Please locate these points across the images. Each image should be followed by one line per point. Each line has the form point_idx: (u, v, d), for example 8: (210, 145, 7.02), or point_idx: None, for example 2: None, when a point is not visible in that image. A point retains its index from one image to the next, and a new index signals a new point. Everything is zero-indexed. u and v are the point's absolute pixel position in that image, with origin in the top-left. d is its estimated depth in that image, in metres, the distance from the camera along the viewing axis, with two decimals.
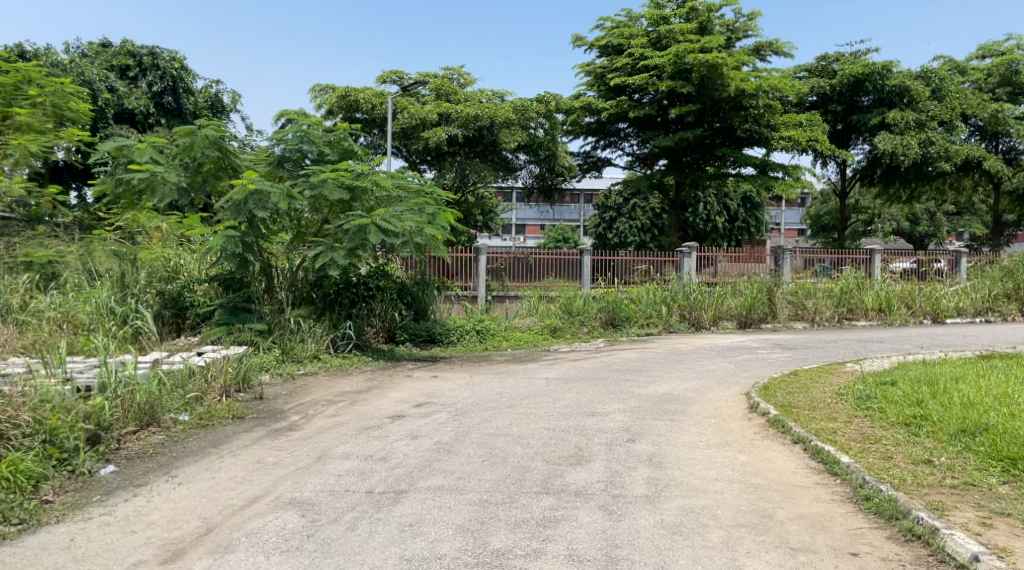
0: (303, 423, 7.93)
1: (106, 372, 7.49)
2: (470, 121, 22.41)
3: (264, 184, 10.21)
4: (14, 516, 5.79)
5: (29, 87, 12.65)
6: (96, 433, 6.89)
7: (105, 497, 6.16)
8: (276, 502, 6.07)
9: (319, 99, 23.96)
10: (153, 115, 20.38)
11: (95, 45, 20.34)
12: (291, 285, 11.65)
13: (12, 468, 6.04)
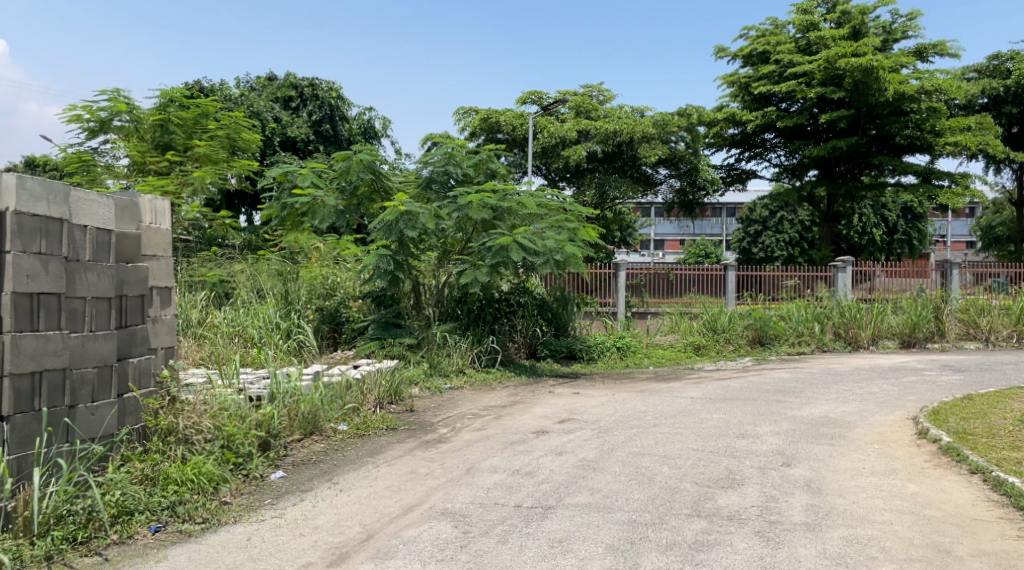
0: (451, 435, 8.14)
1: (274, 384, 7.86)
2: (609, 137, 22.53)
3: (414, 205, 10.55)
4: (198, 515, 6.02)
5: (208, 121, 13.62)
6: (267, 440, 7.26)
7: (276, 501, 6.44)
8: (430, 512, 6.22)
9: (463, 122, 24.60)
10: (313, 143, 21.27)
11: (263, 79, 21.70)
12: (438, 301, 12.05)
13: (195, 470, 6.32)
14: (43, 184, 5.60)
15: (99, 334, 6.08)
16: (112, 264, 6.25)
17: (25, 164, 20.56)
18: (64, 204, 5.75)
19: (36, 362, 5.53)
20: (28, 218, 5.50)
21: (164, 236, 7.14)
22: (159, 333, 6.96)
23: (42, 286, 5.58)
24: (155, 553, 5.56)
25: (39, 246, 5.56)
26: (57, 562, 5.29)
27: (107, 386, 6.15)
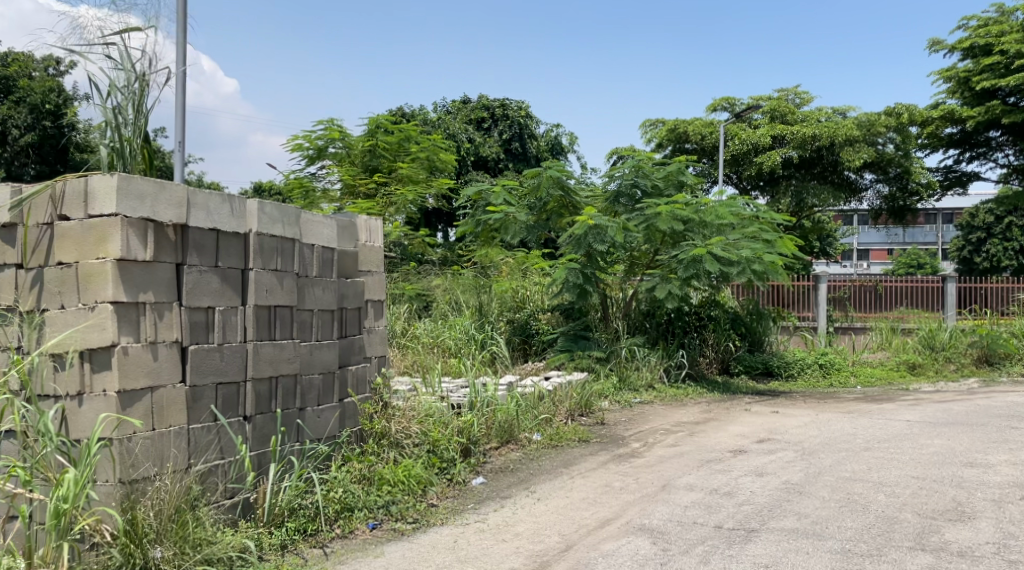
0: (644, 450, 8.17)
1: (473, 392, 8.07)
2: (807, 142, 21.81)
3: (603, 219, 10.64)
4: (410, 515, 6.23)
5: (410, 145, 14.11)
6: (468, 447, 7.46)
7: (478, 505, 6.61)
8: (627, 527, 6.20)
9: (649, 134, 24.56)
10: (503, 161, 21.95)
11: (457, 103, 22.56)
12: (625, 314, 12.06)
13: (406, 472, 6.51)
14: (279, 207, 5.90)
15: (323, 343, 6.40)
16: (334, 278, 6.61)
17: (248, 189, 22.47)
18: (295, 226, 6.06)
19: (273, 368, 5.81)
20: (267, 238, 5.79)
21: (377, 253, 7.52)
22: (373, 343, 7.38)
23: (277, 299, 5.86)
24: (373, 549, 5.70)
25: (276, 263, 5.87)
26: (291, 550, 5.49)
27: (331, 392, 6.49)
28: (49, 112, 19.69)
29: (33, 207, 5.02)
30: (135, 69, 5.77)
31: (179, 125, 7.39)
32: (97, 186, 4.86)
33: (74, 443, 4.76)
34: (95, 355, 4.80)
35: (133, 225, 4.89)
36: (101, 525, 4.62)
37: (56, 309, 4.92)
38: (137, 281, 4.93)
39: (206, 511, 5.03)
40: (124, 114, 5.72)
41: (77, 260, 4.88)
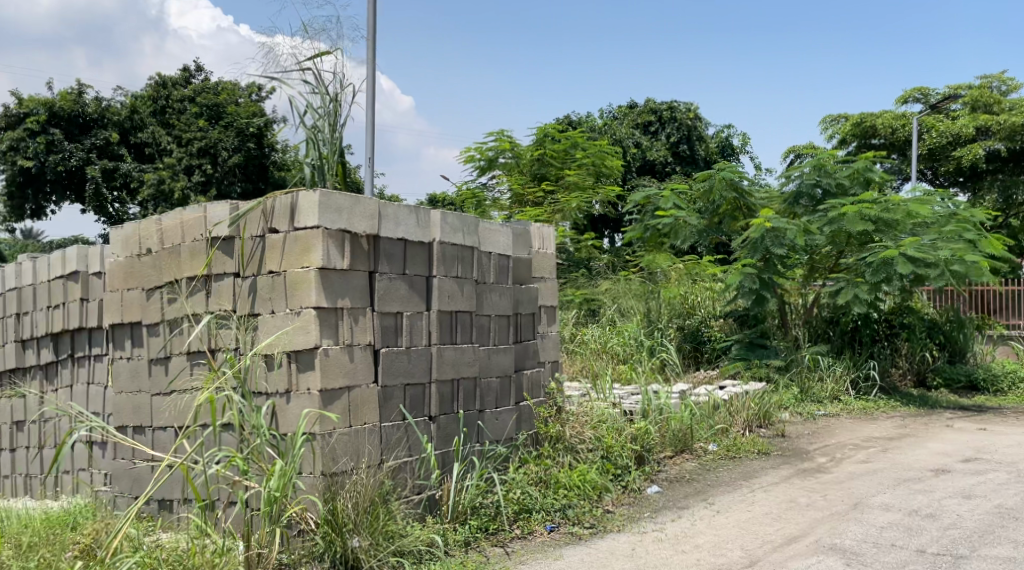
0: (832, 466, 7.89)
1: (646, 400, 7.93)
2: (1016, 132, 20.46)
3: (781, 222, 10.44)
4: (586, 520, 6.17)
5: (576, 151, 14.00)
6: (642, 455, 7.28)
7: (655, 514, 6.45)
8: (817, 545, 5.86)
9: (829, 129, 23.59)
10: (671, 164, 21.66)
11: (624, 108, 22.67)
12: (806, 321, 11.67)
13: (581, 477, 6.49)
14: (460, 217, 6.18)
15: (501, 347, 6.61)
16: (510, 285, 6.80)
17: (428, 202, 23.37)
18: (474, 234, 6.32)
19: (454, 371, 6.07)
20: (449, 247, 6.07)
21: (549, 259, 7.54)
22: (546, 348, 7.41)
23: (458, 305, 6.12)
24: (553, 551, 5.70)
25: (458, 271, 6.14)
26: (474, 547, 5.59)
27: (508, 395, 6.66)
28: (252, 135, 21.14)
29: (247, 221, 5.49)
30: (330, 91, 6.19)
31: (368, 141, 7.78)
32: (301, 202, 5.28)
33: (282, 436, 5.18)
34: (301, 355, 5.22)
35: (332, 237, 5.27)
36: (305, 513, 4.97)
37: (267, 313, 5.36)
38: (336, 288, 5.30)
39: (395, 505, 5.26)
40: (324, 133, 6.17)
41: (285, 269, 5.31)
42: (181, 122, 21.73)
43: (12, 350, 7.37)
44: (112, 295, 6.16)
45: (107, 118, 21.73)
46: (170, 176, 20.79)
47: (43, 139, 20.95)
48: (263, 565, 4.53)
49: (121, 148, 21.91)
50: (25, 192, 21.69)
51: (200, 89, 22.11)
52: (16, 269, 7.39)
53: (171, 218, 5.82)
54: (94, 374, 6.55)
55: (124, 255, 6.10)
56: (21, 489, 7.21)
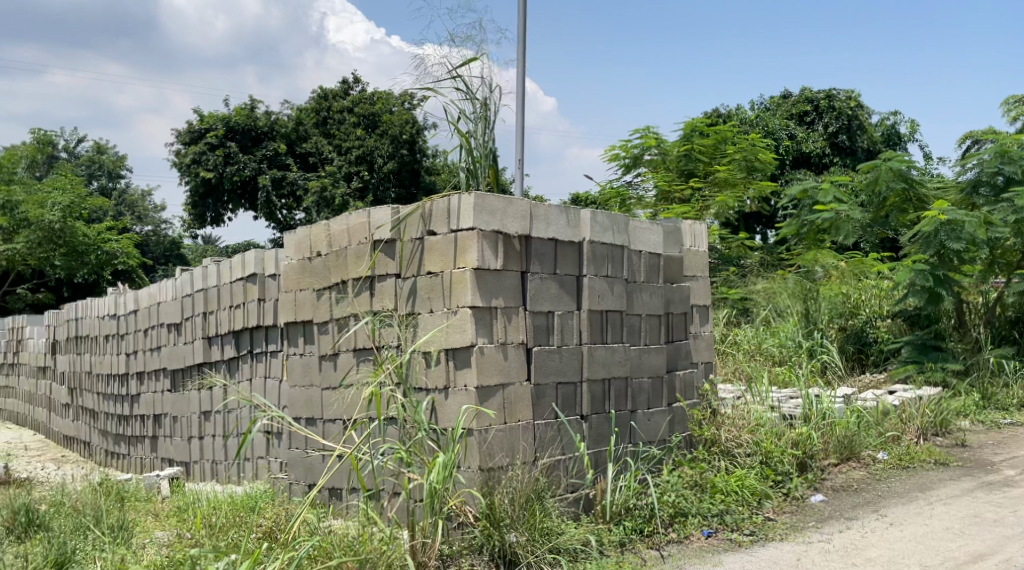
0: (1021, 478, 7.26)
1: (807, 404, 7.67)
2: None
3: (957, 214, 9.86)
4: (746, 527, 5.96)
5: (726, 145, 13.40)
6: (804, 462, 7.00)
7: (821, 524, 6.11)
8: (1005, 564, 5.36)
9: (1013, 112, 22.17)
10: (830, 156, 20.86)
11: (777, 98, 21.95)
12: (988, 320, 10.90)
13: (738, 482, 6.31)
14: (610, 216, 6.19)
15: (652, 347, 6.56)
16: (662, 284, 6.75)
17: (578, 200, 23.41)
18: (625, 233, 6.31)
19: (606, 371, 6.08)
20: (599, 246, 6.09)
21: (702, 257, 7.41)
22: (699, 349, 7.32)
23: (609, 304, 6.13)
24: (711, 557, 5.53)
25: (608, 270, 6.15)
26: (630, 549, 5.53)
27: (660, 396, 6.60)
28: (406, 142, 21.83)
29: (407, 224, 5.71)
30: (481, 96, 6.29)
31: (518, 141, 7.86)
32: (457, 204, 5.43)
33: (442, 430, 5.36)
34: (457, 353, 5.37)
35: (487, 238, 5.39)
36: (464, 506, 5.10)
37: (426, 312, 5.55)
38: (490, 287, 5.42)
39: (551, 503, 5.31)
40: (477, 138, 6.32)
41: (443, 269, 5.48)
42: (341, 132, 22.85)
43: (199, 346, 7.92)
44: (287, 295, 6.55)
45: (275, 129, 22.95)
46: (331, 183, 21.77)
47: (221, 152, 22.45)
48: (427, 555, 4.71)
49: (288, 158, 23.03)
50: (206, 201, 23.24)
51: (357, 99, 23.05)
52: (202, 272, 7.94)
53: (338, 222, 6.12)
54: (271, 368, 6.98)
55: (296, 258, 6.48)
56: (208, 474, 7.73)
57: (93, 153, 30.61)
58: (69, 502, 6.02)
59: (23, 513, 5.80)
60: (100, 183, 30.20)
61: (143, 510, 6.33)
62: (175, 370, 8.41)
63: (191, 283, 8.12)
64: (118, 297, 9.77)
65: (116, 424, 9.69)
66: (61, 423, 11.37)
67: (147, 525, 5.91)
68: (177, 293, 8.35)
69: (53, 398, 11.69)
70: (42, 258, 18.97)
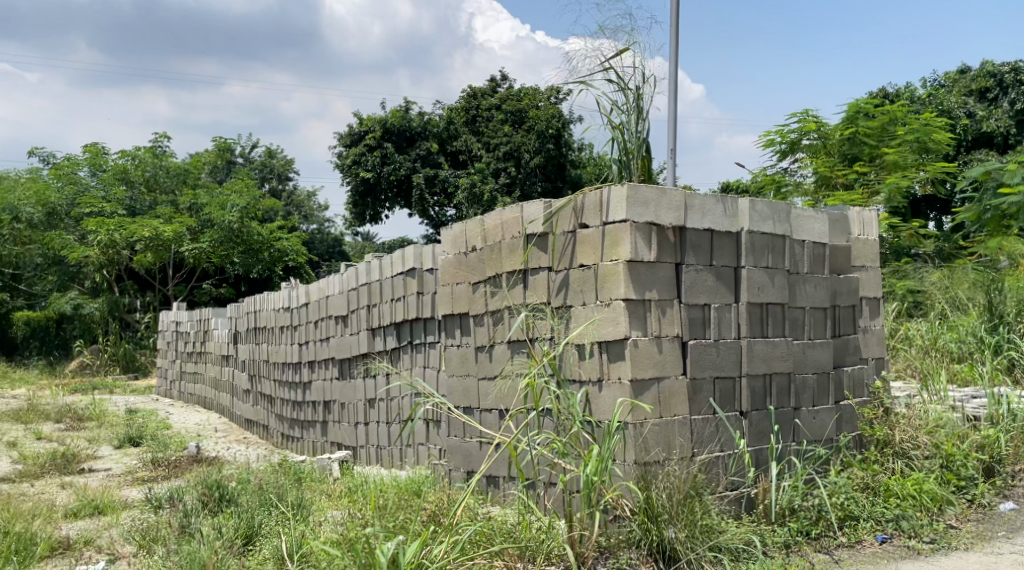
0: None
1: (995, 403, 7.05)
2: None
3: None
4: (926, 534, 5.55)
5: (895, 127, 12.65)
6: (991, 466, 6.48)
7: (1012, 534, 5.63)
8: None
9: None
10: (1014, 136, 19.36)
11: (953, 74, 20.73)
12: None
13: (917, 486, 5.90)
14: (770, 205, 5.91)
15: (817, 342, 6.23)
16: (828, 275, 6.41)
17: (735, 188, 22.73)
18: (786, 222, 6.01)
19: (767, 366, 5.81)
20: (759, 236, 5.83)
21: (872, 246, 7.00)
22: (869, 344, 6.95)
23: (769, 297, 5.86)
24: (887, 564, 5.18)
25: (768, 261, 5.88)
26: (795, 551, 5.25)
27: (826, 393, 6.26)
28: (551, 136, 21.34)
29: (559, 218, 5.63)
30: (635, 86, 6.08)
31: (671, 130, 7.64)
32: (610, 196, 5.31)
33: (597, 423, 5.25)
34: (611, 346, 5.26)
35: (640, 230, 5.25)
36: (621, 500, 4.97)
37: (579, 305, 5.46)
38: (643, 280, 5.28)
39: (710, 500, 5.08)
40: (629, 130, 6.17)
41: (595, 262, 5.37)
42: (489, 130, 23.06)
43: (364, 337, 8.15)
44: (444, 289, 6.63)
45: (428, 129, 23.53)
46: (480, 179, 22.13)
47: (377, 152, 23.17)
48: (586, 546, 4.64)
49: (440, 156, 23.63)
50: (365, 200, 24.11)
51: (505, 97, 23.22)
52: (366, 267, 8.17)
53: (492, 217, 6.12)
54: (430, 359, 7.10)
55: (453, 253, 6.55)
56: (373, 458, 7.94)
57: (265, 157, 32.21)
58: (253, 481, 6.38)
59: (216, 488, 6.17)
60: (271, 185, 31.74)
61: (316, 489, 6.59)
62: (343, 360, 8.70)
63: (356, 277, 8.37)
64: (291, 291, 10.22)
65: (290, 409, 10.12)
66: (243, 407, 12.01)
67: (321, 504, 6.15)
68: (344, 287, 8.63)
69: (235, 385, 12.36)
70: (223, 256, 20.06)
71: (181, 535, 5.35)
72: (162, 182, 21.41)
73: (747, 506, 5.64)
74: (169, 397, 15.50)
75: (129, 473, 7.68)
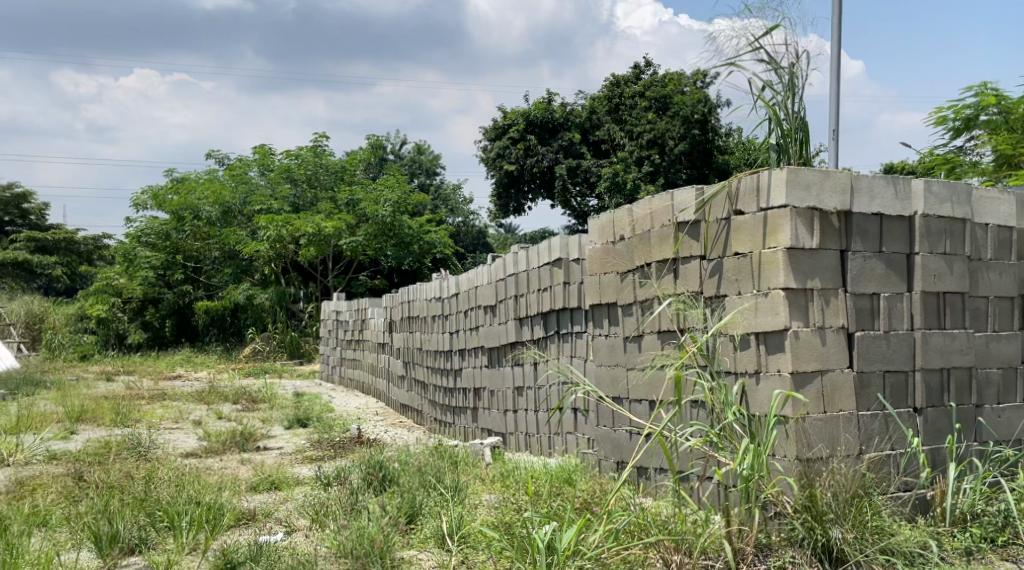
0: None
1: None
2: None
3: None
4: None
5: None
6: None
7: None
8: None
9: None
10: None
11: None
12: None
13: None
14: (948, 186, 5.56)
15: (1002, 334, 5.89)
16: (1014, 262, 6.02)
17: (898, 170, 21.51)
18: (967, 205, 5.64)
19: (944, 359, 5.46)
20: (935, 220, 5.50)
21: None
22: None
23: (947, 285, 5.53)
24: None
25: (945, 246, 5.54)
26: (978, 559, 4.84)
27: (1013, 389, 5.90)
28: (697, 122, 21.07)
29: (712, 205, 5.53)
30: (788, 62, 5.64)
31: (833, 108, 7.38)
32: (768, 181, 5.15)
33: (755, 417, 5.13)
34: (768, 337, 5.11)
35: (800, 215, 5.06)
36: (781, 496, 4.77)
37: (734, 294, 5.35)
38: (805, 268, 5.08)
39: (881, 501, 4.80)
40: (784, 111, 5.65)
41: (752, 250, 5.23)
42: (633, 117, 22.78)
43: (511, 326, 8.31)
44: (591, 278, 6.67)
45: (570, 120, 23.61)
46: (622, 169, 22.00)
47: (521, 145, 23.60)
48: (744, 542, 4.60)
49: (582, 146, 23.64)
50: (509, 192, 24.62)
51: (649, 83, 22.92)
52: (514, 257, 8.33)
53: (641, 206, 6.11)
54: (577, 348, 7.18)
55: (601, 242, 6.58)
56: (523, 445, 8.09)
57: (414, 154, 33.18)
58: (413, 463, 6.66)
59: (379, 468, 6.46)
60: (420, 180, 32.63)
61: (471, 473, 6.78)
62: (492, 348, 8.88)
63: (503, 268, 8.53)
64: (443, 281, 10.52)
65: (443, 396, 10.43)
66: (398, 393, 12.46)
67: (476, 487, 6.34)
68: (492, 278, 8.83)
69: (391, 371, 12.82)
70: (377, 249, 20.90)
71: (350, 511, 5.69)
72: (322, 179, 22.35)
73: (921, 509, 5.30)
74: (330, 381, 16.24)
75: (299, 451, 8.13)
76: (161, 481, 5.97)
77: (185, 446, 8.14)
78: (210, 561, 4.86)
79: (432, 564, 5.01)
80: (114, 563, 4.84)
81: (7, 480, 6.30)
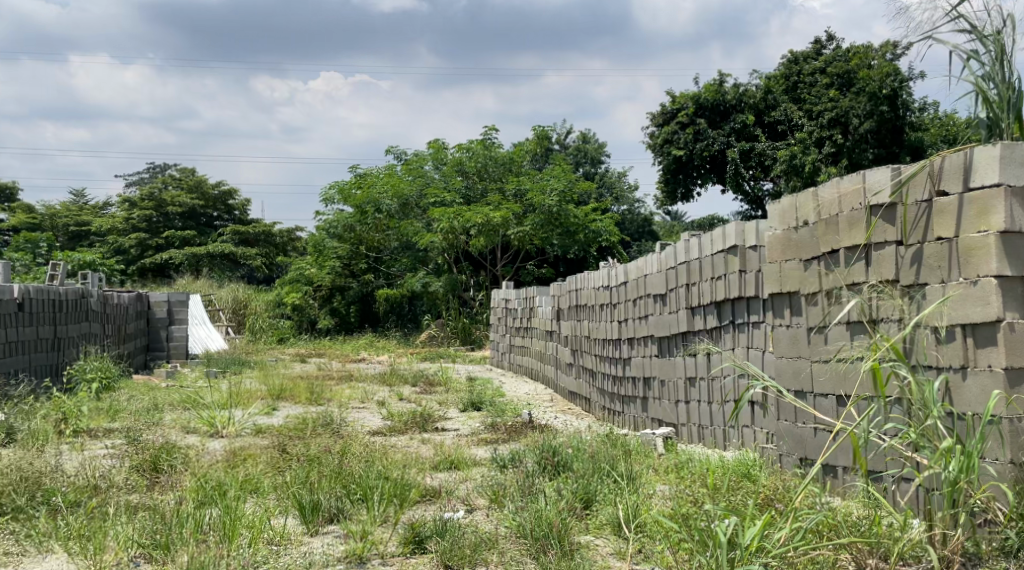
0: None
1: None
2: None
3: None
4: None
5: None
6: None
7: None
8: None
9: None
10: None
11: None
12: None
13: None
14: None
15: None
16: None
17: None
18: None
19: None
20: None
21: None
22: None
23: None
24: None
25: None
26: None
27: None
28: (886, 97, 19.93)
29: (910, 186, 5.25)
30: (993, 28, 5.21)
31: None
32: (977, 158, 4.84)
33: (962, 416, 4.84)
34: (977, 329, 4.80)
35: (1016, 195, 4.72)
36: (993, 503, 4.58)
37: (936, 283, 5.06)
38: (1021, 253, 4.73)
39: None
40: (993, 81, 5.19)
41: (956, 234, 4.93)
42: (813, 96, 21.93)
43: (683, 316, 8.26)
44: (771, 266, 6.54)
45: (743, 101, 23.09)
46: (801, 150, 21.22)
47: (691, 129, 23.24)
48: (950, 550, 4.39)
49: (756, 128, 23.00)
50: (677, 178, 24.33)
51: (831, 59, 22.05)
52: (685, 246, 8.29)
53: (828, 189, 5.92)
54: (753, 339, 7.07)
55: (782, 228, 6.43)
56: (695, 437, 8.03)
57: (580, 143, 33.30)
58: (587, 450, 6.77)
59: (554, 454, 6.60)
60: (585, 169, 32.75)
61: (645, 462, 6.82)
62: (662, 338, 8.86)
63: (674, 256, 8.49)
64: (611, 270, 10.56)
65: (611, 384, 10.50)
66: (567, 380, 12.61)
67: (649, 477, 6.36)
68: (663, 266, 8.80)
69: (560, 358, 12.99)
70: (545, 238, 21.09)
71: (526, 493, 5.86)
72: (490, 170, 22.83)
73: None
74: (501, 367, 16.63)
75: (476, 434, 8.41)
76: (355, 457, 6.35)
77: (372, 425, 8.59)
78: (400, 534, 5.13)
79: (609, 551, 5.08)
80: (316, 531, 5.20)
81: (222, 450, 6.91)
